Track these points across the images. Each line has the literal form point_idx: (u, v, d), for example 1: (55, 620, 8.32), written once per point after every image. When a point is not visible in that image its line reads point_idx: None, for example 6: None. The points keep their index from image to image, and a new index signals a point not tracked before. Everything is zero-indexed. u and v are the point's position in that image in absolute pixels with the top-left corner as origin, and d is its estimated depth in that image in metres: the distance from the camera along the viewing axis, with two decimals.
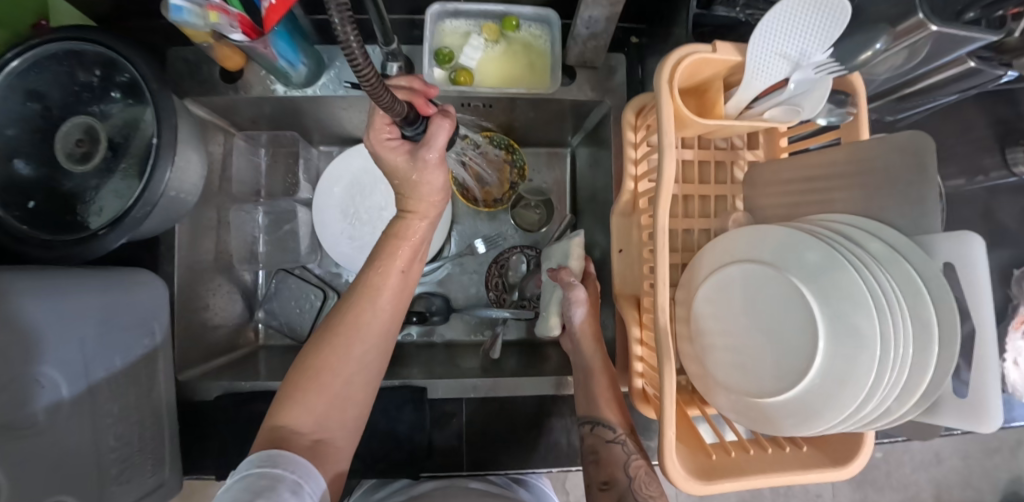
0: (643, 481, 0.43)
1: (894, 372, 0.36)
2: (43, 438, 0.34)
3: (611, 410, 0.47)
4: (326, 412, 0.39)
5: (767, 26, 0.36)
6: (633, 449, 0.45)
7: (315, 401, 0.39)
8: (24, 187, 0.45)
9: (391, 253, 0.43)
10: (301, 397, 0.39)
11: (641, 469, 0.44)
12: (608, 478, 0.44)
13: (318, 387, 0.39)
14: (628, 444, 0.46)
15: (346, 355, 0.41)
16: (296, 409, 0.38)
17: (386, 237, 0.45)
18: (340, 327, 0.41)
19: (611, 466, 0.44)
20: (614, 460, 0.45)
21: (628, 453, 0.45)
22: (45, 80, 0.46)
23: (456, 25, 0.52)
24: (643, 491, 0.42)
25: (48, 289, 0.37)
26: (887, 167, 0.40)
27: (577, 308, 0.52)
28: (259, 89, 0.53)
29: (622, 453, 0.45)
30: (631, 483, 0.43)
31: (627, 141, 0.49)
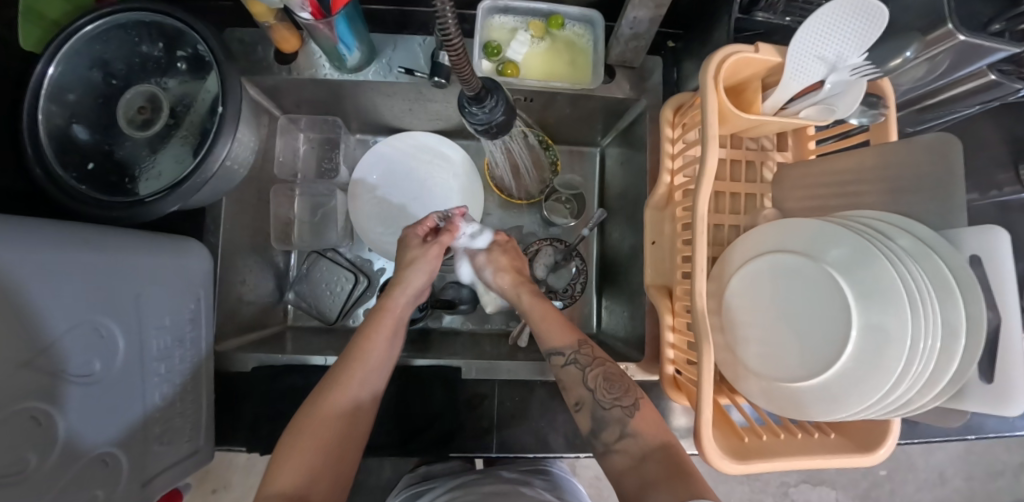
0: (601, 389, 0.45)
1: (921, 362, 0.37)
2: (97, 389, 0.35)
3: (562, 336, 0.50)
4: (317, 473, 0.39)
5: (807, 31, 0.39)
6: (587, 364, 0.47)
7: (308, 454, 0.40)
8: (82, 150, 0.46)
9: (378, 320, 0.50)
10: (291, 455, 0.39)
11: (598, 378, 0.46)
12: (575, 399, 0.46)
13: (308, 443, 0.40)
14: (582, 360, 0.47)
15: (342, 415, 0.43)
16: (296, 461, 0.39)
17: (375, 312, 0.52)
18: (348, 367, 0.46)
19: (574, 387, 0.47)
20: (574, 380, 0.47)
21: (583, 368, 0.47)
22: (111, 50, 0.48)
23: (503, 21, 0.54)
24: (604, 397, 0.45)
25: (107, 245, 0.38)
26: (915, 168, 0.42)
27: (486, 270, 0.60)
28: (310, 72, 0.55)
29: (578, 371, 0.47)
30: (594, 395, 0.45)
31: (664, 137, 0.51)
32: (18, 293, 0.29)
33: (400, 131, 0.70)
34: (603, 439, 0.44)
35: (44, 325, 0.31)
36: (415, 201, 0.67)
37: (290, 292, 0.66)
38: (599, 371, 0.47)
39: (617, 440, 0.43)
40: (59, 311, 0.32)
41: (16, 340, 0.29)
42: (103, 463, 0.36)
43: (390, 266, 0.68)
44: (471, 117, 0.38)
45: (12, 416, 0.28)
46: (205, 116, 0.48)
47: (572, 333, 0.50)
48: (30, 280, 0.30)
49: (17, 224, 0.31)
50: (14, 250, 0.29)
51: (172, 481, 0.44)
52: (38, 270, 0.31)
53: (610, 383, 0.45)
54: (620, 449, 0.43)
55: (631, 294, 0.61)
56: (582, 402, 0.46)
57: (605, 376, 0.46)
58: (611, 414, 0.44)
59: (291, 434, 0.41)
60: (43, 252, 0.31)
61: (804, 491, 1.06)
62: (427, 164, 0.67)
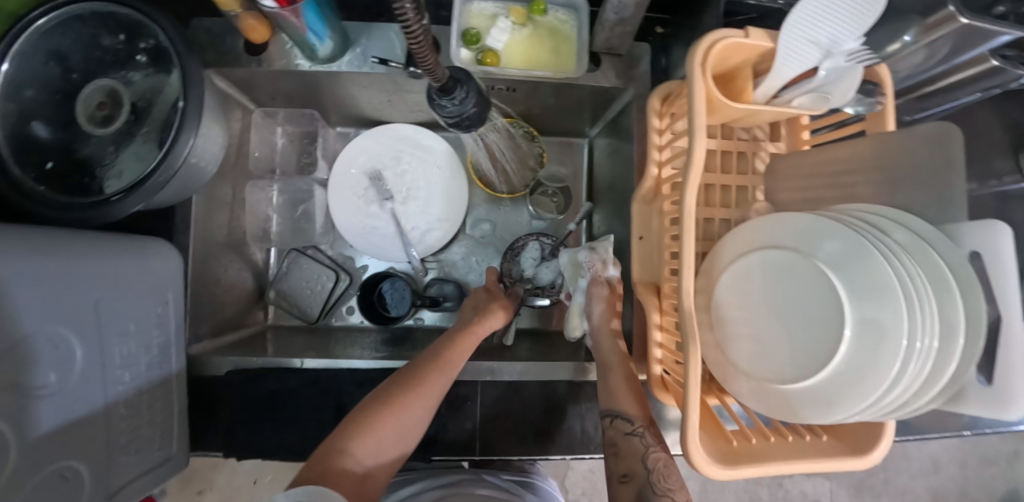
0: (662, 474, 0.40)
1: (917, 363, 0.35)
2: (51, 401, 0.34)
3: (631, 404, 0.45)
4: (386, 447, 0.40)
5: (799, 15, 0.37)
6: (653, 443, 0.43)
7: (382, 431, 0.40)
8: (41, 149, 0.44)
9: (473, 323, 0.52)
10: (369, 430, 0.40)
11: (659, 462, 0.41)
12: (627, 470, 0.41)
13: (377, 426, 0.40)
14: (647, 438, 0.43)
15: (411, 414, 0.42)
16: (368, 439, 0.40)
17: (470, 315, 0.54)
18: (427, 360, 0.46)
19: (629, 458, 0.42)
20: (632, 452, 0.42)
21: (647, 446, 0.42)
22: (68, 43, 0.45)
23: (483, 7, 0.51)
24: (663, 484, 0.40)
25: (65, 251, 0.36)
26: (913, 159, 0.40)
27: (596, 304, 0.54)
28: (283, 63, 0.52)
29: (641, 446, 0.42)
30: (649, 476, 0.40)
31: (651, 127, 0.49)
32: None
33: (381, 123, 0.68)
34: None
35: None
36: (405, 200, 0.65)
37: (271, 291, 0.64)
38: (663, 458, 0.42)
39: None
40: (10, 321, 0.31)
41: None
42: (63, 477, 0.35)
43: (374, 263, 0.66)
44: (442, 109, 0.36)
45: None
46: (169, 111, 0.46)
47: (645, 407, 0.45)
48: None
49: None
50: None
51: (144, 491, 0.43)
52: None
53: (670, 471, 0.41)
54: None
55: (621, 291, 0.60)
56: (633, 477, 0.41)
57: (667, 463, 0.41)
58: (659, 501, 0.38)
59: (370, 408, 0.42)
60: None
61: (799, 482, 1.06)
62: (410, 155, 0.65)
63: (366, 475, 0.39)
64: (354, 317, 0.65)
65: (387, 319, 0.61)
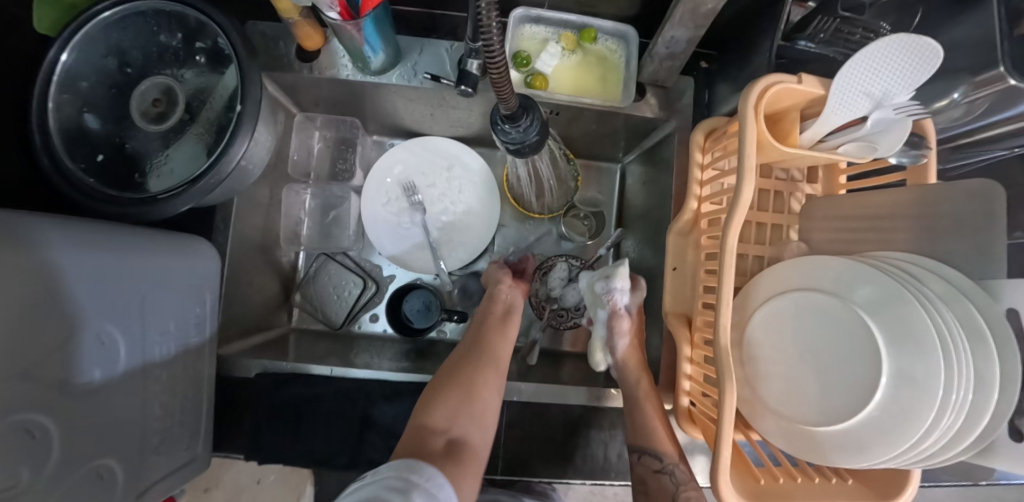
0: None
1: (952, 414, 0.35)
2: (94, 397, 0.34)
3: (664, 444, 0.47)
4: (456, 412, 0.45)
5: (855, 67, 0.38)
6: (682, 482, 0.45)
7: (449, 400, 0.46)
8: (93, 140, 0.44)
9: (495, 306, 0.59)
10: (435, 402, 0.45)
11: (690, 485, 0.45)
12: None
13: (449, 394, 0.46)
14: (677, 474, 0.46)
15: (477, 381, 0.48)
16: (437, 409, 0.45)
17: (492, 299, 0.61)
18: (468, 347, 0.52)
19: (660, 499, 0.45)
20: (663, 492, 0.45)
21: (677, 484, 0.45)
22: (128, 38, 0.46)
23: (535, 31, 0.53)
24: None
25: (118, 247, 0.36)
26: (952, 209, 0.40)
27: (620, 338, 0.54)
28: (331, 72, 0.53)
29: (671, 486, 0.45)
30: None
31: (694, 162, 0.50)
32: (25, 301, 0.28)
33: (417, 135, 0.68)
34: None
35: (46, 329, 0.29)
36: (440, 214, 0.65)
37: (296, 294, 0.64)
38: (695, 495, 0.45)
39: None
40: (63, 313, 0.31)
41: (14, 348, 0.27)
42: (98, 475, 0.34)
43: (401, 274, 0.66)
44: (504, 135, 0.36)
45: (10, 428, 0.27)
46: (222, 112, 0.46)
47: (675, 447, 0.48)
48: (38, 286, 0.29)
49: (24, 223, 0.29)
50: (25, 251, 0.28)
51: (169, 490, 0.43)
52: (48, 275, 0.29)
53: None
54: None
55: (647, 319, 0.60)
56: None
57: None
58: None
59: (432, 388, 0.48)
60: (47, 253, 0.30)
61: None
62: (444, 170, 0.65)
63: (454, 436, 0.43)
64: (376, 325, 0.64)
65: (413, 331, 0.62)
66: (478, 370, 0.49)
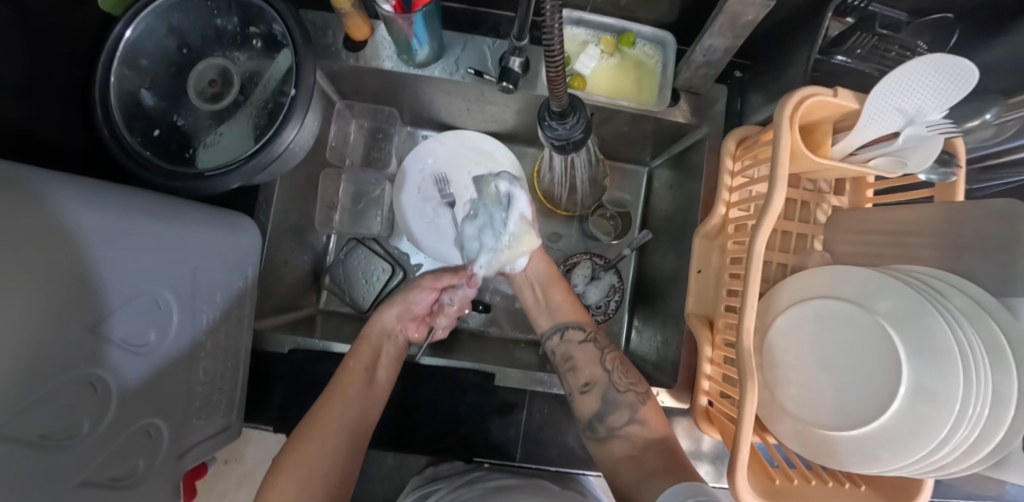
0: (618, 372, 0.49)
1: (968, 427, 0.36)
2: (148, 360, 0.35)
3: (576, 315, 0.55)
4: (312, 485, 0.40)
5: (889, 83, 0.39)
6: (602, 347, 0.52)
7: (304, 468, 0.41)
8: (150, 115, 0.46)
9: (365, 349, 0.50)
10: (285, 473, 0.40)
11: (615, 362, 0.50)
12: (588, 378, 0.49)
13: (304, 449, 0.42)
14: (598, 341, 0.52)
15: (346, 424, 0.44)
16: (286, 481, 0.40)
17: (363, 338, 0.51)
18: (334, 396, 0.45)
19: (589, 365, 0.50)
20: (589, 359, 0.50)
21: (600, 349, 0.51)
22: (188, 20, 0.48)
23: (575, 33, 0.54)
24: (622, 381, 0.48)
25: (172, 219, 0.38)
26: (981, 229, 0.41)
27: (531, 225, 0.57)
28: (376, 63, 0.55)
29: (595, 351, 0.51)
30: (609, 376, 0.49)
31: (724, 168, 0.51)
32: (84, 262, 0.29)
33: (450, 128, 0.70)
34: (608, 423, 0.46)
35: (102, 291, 0.31)
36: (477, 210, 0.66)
37: (326, 277, 0.66)
38: (615, 356, 0.51)
39: (624, 425, 0.46)
40: (115, 276, 0.32)
41: (77, 305, 0.29)
42: (146, 433, 0.36)
43: (428, 263, 0.68)
44: (551, 131, 0.38)
45: (71, 381, 0.29)
46: (272, 95, 0.48)
47: (587, 317, 0.55)
48: (94, 248, 0.30)
49: (86, 193, 0.31)
50: (81, 216, 0.29)
51: (203, 456, 0.45)
52: (103, 238, 0.31)
53: (625, 367, 0.50)
54: (624, 433, 0.45)
55: (667, 319, 0.61)
56: (595, 382, 0.49)
57: (619, 362, 0.50)
58: (623, 397, 0.47)
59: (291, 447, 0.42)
60: (109, 221, 0.32)
61: None
62: (485, 169, 0.66)
63: None
64: None
65: None
66: (342, 427, 0.44)
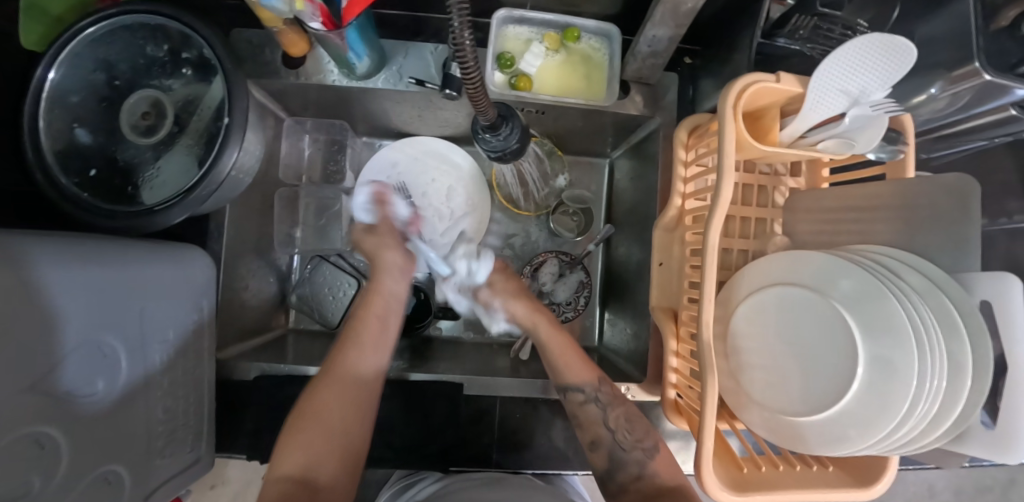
0: (622, 431, 0.46)
1: (927, 401, 0.36)
2: (102, 407, 0.35)
3: (580, 373, 0.50)
4: (318, 450, 0.40)
5: (829, 66, 0.38)
6: (607, 404, 0.48)
7: (307, 431, 0.41)
8: (85, 155, 0.45)
9: (367, 304, 0.53)
10: (290, 440, 0.40)
11: (619, 419, 0.47)
12: (593, 437, 0.47)
13: (317, 415, 0.42)
14: (601, 399, 0.48)
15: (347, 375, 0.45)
16: (294, 448, 0.40)
17: (367, 295, 0.54)
18: (342, 350, 0.48)
19: (592, 426, 0.47)
20: (593, 420, 0.48)
21: (603, 408, 0.48)
22: (116, 52, 0.46)
23: (518, 32, 0.53)
24: (626, 439, 0.46)
25: (113, 262, 0.38)
26: (932, 205, 0.41)
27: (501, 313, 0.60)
28: (319, 78, 0.53)
29: (599, 412, 0.47)
30: (614, 435, 0.47)
31: (678, 159, 0.50)
32: (30, 318, 0.29)
33: (406, 135, 0.69)
34: (618, 481, 0.45)
35: (54, 342, 0.31)
36: (443, 216, 0.66)
37: (292, 296, 0.65)
38: (620, 411, 0.48)
39: (633, 481, 0.44)
40: (64, 326, 0.32)
41: (20, 365, 0.28)
42: (106, 480, 0.36)
43: None
44: (484, 143, 0.38)
45: (18, 441, 0.28)
46: (210, 123, 0.47)
47: (592, 370, 0.50)
48: (44, 299, 0.30)
49: (24, 245, 0.30)
50: (20, 269, 0.29)
51: (175, 491, 0.45)
52: (52, 288, 0.31)
53: (631, 423, 0.47)
54: (632, 488, 0.44)
55: (635, 311, 0.61)
56: (599, 442, 0.47)
57: (626, 419, 0.47)
58: (630, 455, 0.45)
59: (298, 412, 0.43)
60: (47, 273, 0.31)
61: None
62: (437, 170, 0.66)
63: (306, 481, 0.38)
64: None
65: (409, 327, 0.64)
66: (346, 386, 0.45)
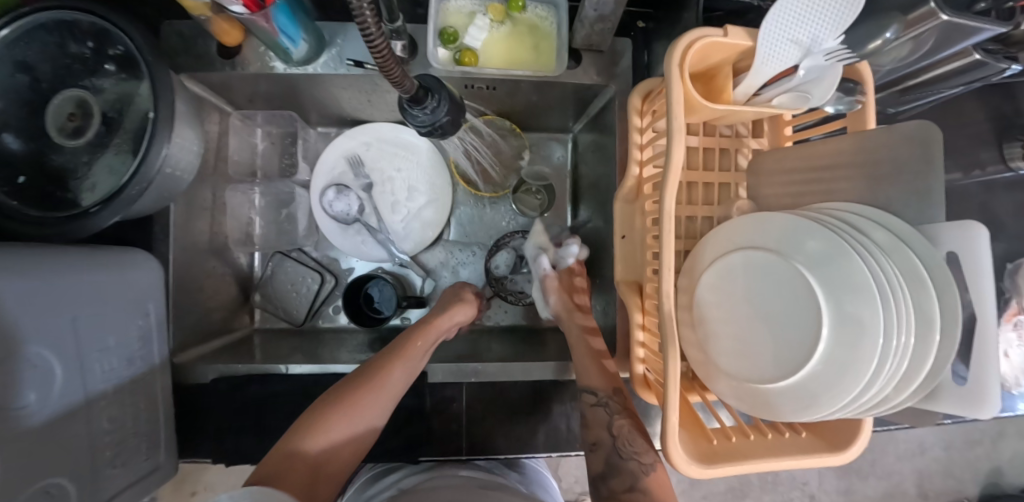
0: (625, 439, 0.45)
1: (894, 359, 0.35)
2: (37, 420, 0.34)
3: (599, 376, 0.49)
4: (333, 450, 0.44)
5: (776, 14, 0.36)
6: (615, 413, 0.47)
7: (336, 428, 0.44)
8: (12, 162, 0.43)
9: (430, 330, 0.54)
10: (317, 431, 0.44)
11: (622, 428, 0.46)
12: (594, 439, 0.47)
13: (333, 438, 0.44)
14: (610, 407, 0.47)
15: (384, 395, 0.47)
16: (319, 438, 0.44)
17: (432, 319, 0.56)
18: (385, 365, 0.49)
19: (596, 429, 0.47)
20: (598, 422, 0.47)
21: (610, 415, 0.47)
22: (35, 52, 0.44)
23: (461, 5, 0.50)
24: (627, 448, 0.45)
25: (40, 268, 0.36)
26: (892, 156, 0.39)
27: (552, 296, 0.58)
28: (257, 67, 0.51)
29: (603, 416, 0.47)
30: (614, 442, 0.45)
31: (633, 126, 0.48)
32: None
33: (361, 122, 0.67)
34: (610, 486, 0.44)
35: None
36: (401, 207, 0.66)
37: (256, 294, 0.65)
38: (626, 422, 0.46)
39: (625, 491, 0.43)
40: None
41: None
42: (49, 494, 0.35)
43: (360, 265, 0.67)
44: (413, 118, 0.37)
45: None
46: (143, 120, 0.45)
47: (612, 377, 0.49)
48: None
49: None
50: None
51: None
52: None
53: (632, 434, 0.45)
54: (626, 498, 0.42)
55: (603, 288, 0.60)
56: (600, 447, 0.46)
57: (630, 428, 0.46)
58: (627, 464, 0.44)
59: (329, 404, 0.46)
60: None
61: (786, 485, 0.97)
62: (396, 156, 0.66)
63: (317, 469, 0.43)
64: (340, 318, 0.65)
65: (376, 320, 0.62)
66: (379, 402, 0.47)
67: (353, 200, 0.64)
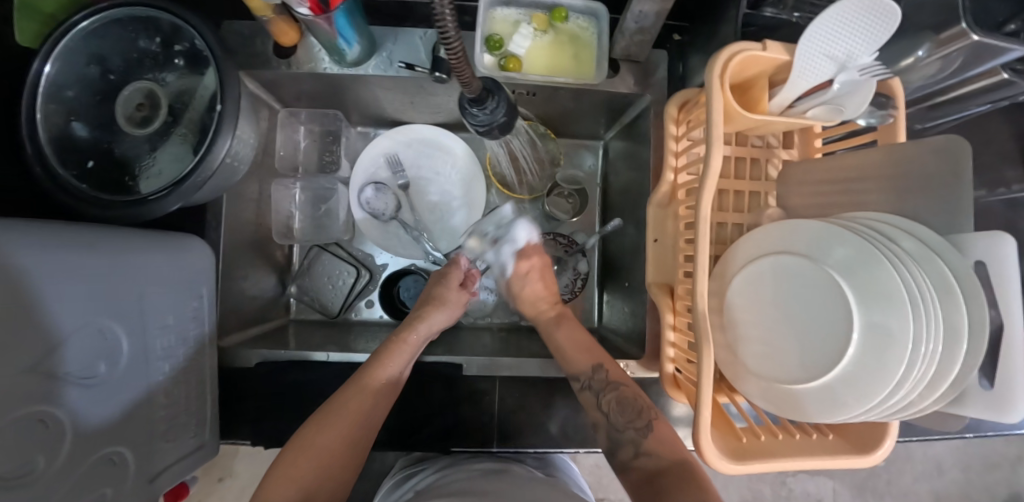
0: (617, 413, 0.47)
1: (923, 365, 0.36)
2: (104, 390, 0.36)
3: (579, 360, 0.51)
4: (310, 487, 0.40)
5: (815, 30, 0.38)
6: (600, 389, 0.49)
7: (304, 466, 0.41)
8: (82, 147, 0.45)
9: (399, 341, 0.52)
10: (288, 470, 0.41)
11: (612, 403, 0.48)
12: (592, 419, 0.49)
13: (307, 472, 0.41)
14: (594, 387, 0.49)
15: (357, 409, 0.45)
16: (290, 478, 0.40)
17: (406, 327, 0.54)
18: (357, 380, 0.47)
19: (589, 410, 0.49)
20: (590, 403, 0.49)
21: (597, 393, 0.49)
22: (109, 46, 0.47)
23: (506, 14, 0.53)
24: (620, 421, 0.47)
25: (108, 248, 0.38)
26: (923, 168, 0.40)
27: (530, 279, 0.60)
28: (310, 66, 0.54)
29: (592, 396, 0.49)
30: (608, 417, 0.48)
31: (668, 134, 0.50)
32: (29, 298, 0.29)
33: (399, 123, 0.70)
34: (620, 459, 0.46)
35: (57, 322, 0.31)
36: (437, 207, 0.68)
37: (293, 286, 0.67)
38: (614, 395, 0.48)
39: (632, 458, 0.45)
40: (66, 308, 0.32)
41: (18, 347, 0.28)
42: (110, 461, 0.36)
43: (394, 261, 0.69)
44: (473, 117, 0.40)
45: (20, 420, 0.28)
46: (204, 113, 0.48)
47: (592, 356, 0.51)
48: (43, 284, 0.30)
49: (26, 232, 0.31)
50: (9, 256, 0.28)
51: (178, 477, 0.45)
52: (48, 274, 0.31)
53: (623, 406, 0.48)
54: (634, 466, 0.45)
55: (631, 290, 0.62)
56: (598, 425, 0.49)
57: (618, 401, 0.48)
58: (625, 436, 0.46)
59: (298, 441, 0.43)
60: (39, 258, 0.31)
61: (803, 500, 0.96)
62: (435, 157, 0.68)
63: None
64: (372, 311, 0.67)
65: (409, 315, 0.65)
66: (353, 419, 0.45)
67: (389, 199, 0.66)
